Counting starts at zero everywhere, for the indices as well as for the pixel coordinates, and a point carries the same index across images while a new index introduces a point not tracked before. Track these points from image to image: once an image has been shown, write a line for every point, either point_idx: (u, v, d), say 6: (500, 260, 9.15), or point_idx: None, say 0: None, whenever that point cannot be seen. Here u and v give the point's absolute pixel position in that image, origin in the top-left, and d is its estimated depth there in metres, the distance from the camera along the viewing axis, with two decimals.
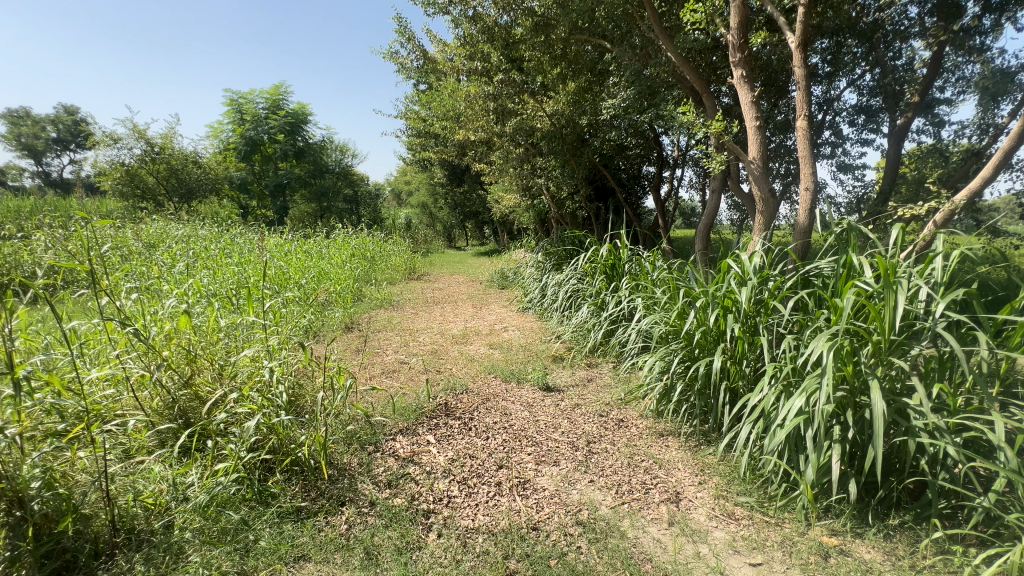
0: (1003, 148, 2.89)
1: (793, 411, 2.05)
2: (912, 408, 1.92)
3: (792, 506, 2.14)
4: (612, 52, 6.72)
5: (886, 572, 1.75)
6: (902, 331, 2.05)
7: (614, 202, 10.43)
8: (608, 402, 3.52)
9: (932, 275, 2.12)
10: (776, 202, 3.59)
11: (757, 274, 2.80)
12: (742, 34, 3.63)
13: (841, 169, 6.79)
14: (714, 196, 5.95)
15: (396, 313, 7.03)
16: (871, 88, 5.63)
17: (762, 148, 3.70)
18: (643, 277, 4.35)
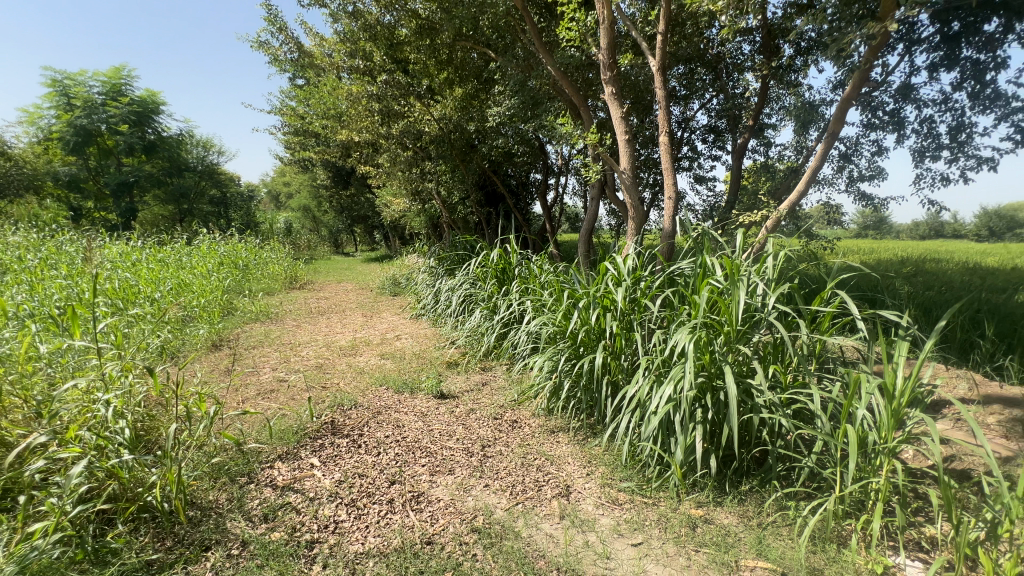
0: (812, 167, 3.53)
1: (664, 399, 2.26)
2: (755, 388, 2.24)
3: (666, 485, 2.35)
4: (496, 62, 6.90)
5: (740, 534, 2.01)
6: (745, 321, 2.38)
7: (504, 208, 10.66)
8: (502, 404, 3.58)
9: (766, 273, 2.50)
10: (645, 209, 3.94)
11: (630, 276, 3.05)
12: (611, 55, 3.92)
13: (699, 181, 7.72)
14: (593, 203, 6.37)
15: (275, 326, 6.43)
16: (717, 111, 6.50)
17: (632, 160, 4.05)
18: (531, 280, 4.50)
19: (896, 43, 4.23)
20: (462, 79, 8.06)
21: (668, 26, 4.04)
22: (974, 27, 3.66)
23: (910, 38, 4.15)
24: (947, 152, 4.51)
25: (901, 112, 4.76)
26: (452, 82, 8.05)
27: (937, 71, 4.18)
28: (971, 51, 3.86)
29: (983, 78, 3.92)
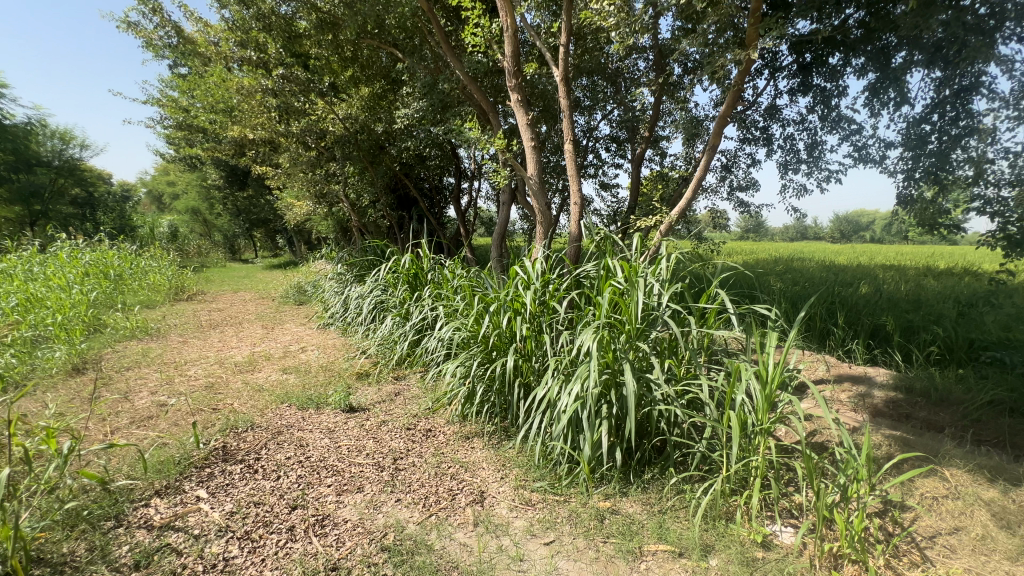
0: (698, 176, 3.87)
1: (572, 397, 2.34)
2: (653, 381, 2.40)
3: (576, 482, 2.43)
4: (404, 62, 6.73)
5: (644, 521, 2.13)
6: (643, 319, 2.56)
7: (417, 211, 10.44)
8: (415, 413, 3.48)
9: (661, 274, 2.71)
10: (552, 214, 4.07)
11: (540, 279, 3.14)
12: (516, 63, 4.01)
13: (604, 187, 8.16)
14: (505, 207, 6.46)
15: (156, 343, 5.69)
16: (618, 122, 6.91)
17: (539, 166, 4.17)
18: (444, 285, 4.44)
19: (763, 69, 4.80)
20: (368, 78, 7.77)
21: (569, 39, 4.22)
22: (822, 59, 4.25)
23: (774, 65, 4.72)
24: (805, 166, 5.19)
25: (769, 129, 5.39)
26: (358, 81, 7.73)
27: (796, 95, 4.79)
28: (820, 79, 4.48)
29: (830, 103, 4.56)
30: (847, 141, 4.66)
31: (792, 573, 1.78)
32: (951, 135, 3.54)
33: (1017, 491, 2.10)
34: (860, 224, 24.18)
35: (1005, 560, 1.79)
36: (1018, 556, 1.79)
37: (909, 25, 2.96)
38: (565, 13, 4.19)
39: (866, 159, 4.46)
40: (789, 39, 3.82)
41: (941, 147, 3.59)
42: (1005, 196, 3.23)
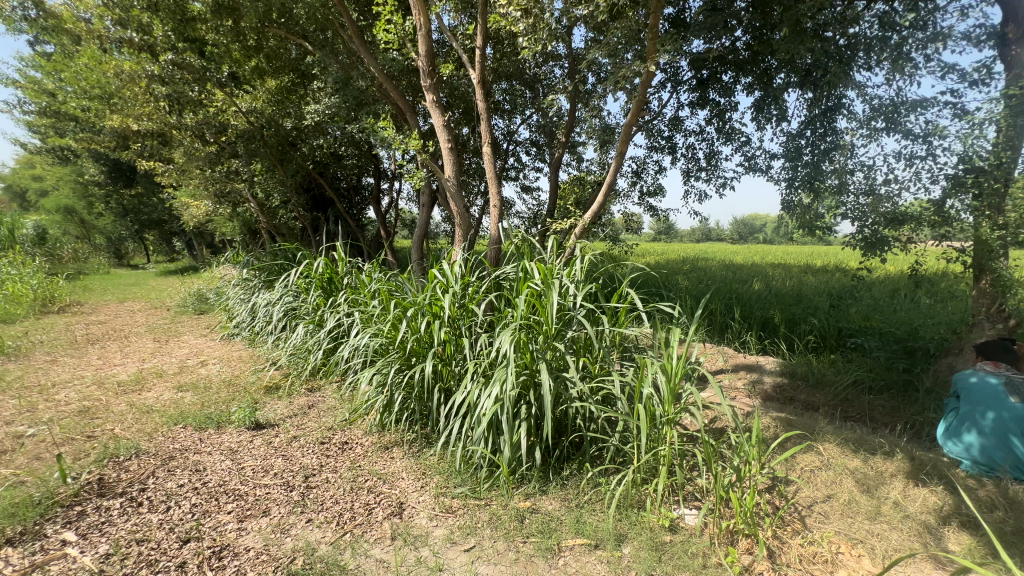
0: (610, 182, 4.05)
1: (491, 399, 2.34)
2: (569, 380, 2.47)
3: (496, 484, 2.43)
4: (314, 55, 6.37)
5: (562, 517, 2.17)
6: (560, 320, 2.63)
7: (333, 212, 9.94)
8: (330, 426, 3.29)
9: (575, 276, 2.81)
10: (470, 216, 4.06)
11: (459, 282, 3.12)
12: (430, 63, 3.95)
13: (525, 190, 8.29)
14: (425, 209, 6.34)
15: (14, 363, 4.87)
16: (537, 127, 7.05)
17: (456, 168, 4.15)
18: (360, 289, 4.25)
19: (667, 82, 5.13)
20: (275, 70, 7.25)
21: (485, 43, 4.24)
22: (717, 76, 4.63)
23: (676, 79, 5.07)
24: (705, 173, 5.63)
25: (674, 139, 5.79)
26: (263, 72, 7.20)
27: (695, 108, 5.18)
28: (716, 94, 4.88)
29: (725, 117, 4.99)
30: (739, 152, 5.11)
31: (695, 552, 1.91)
32: (821, 149, 4.00)
33: (875, 459, 2.42)
34: (754, 226, 26.85)
35: (866, 520, 2.05)
36: (874, 515, 2.07)
37: (784, 50, 3.32)
38: (481, 17, 4.20)
39: (754, 168, 4.94)
40: (687, 56, 4.13)
41: (812, 159, 4.04)
42: (862, 204, 3.70)
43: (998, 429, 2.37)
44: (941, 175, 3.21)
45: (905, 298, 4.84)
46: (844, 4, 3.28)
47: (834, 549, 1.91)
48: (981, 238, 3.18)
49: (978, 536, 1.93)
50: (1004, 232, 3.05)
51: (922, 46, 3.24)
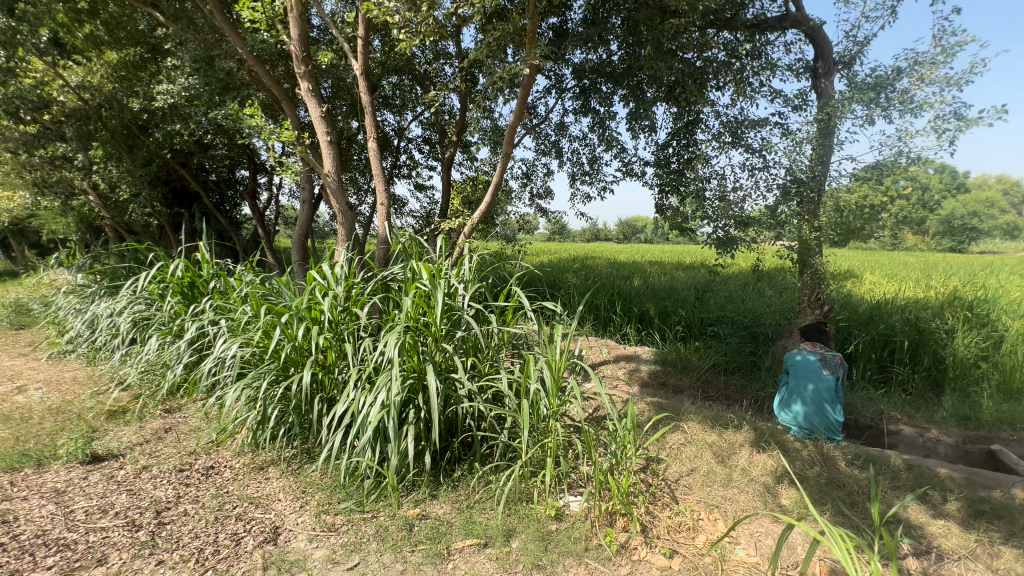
0: (499, 182, 4.11)
1: (376, 405, 2.24)
2: (458, 380, 2.47)
3: (384, 494, 2.33)
4: (166, 28, 5.58)
5: (453, 520, 2.15)
6: (448, 320, 2.62)
7: (199, 208, 8.81)
8: (192, 450, 2.89)
9: (464, 275, 2.82)
10: (354, 214, 3.85)
11: (342, 284, 2.94)
12: (304, 48, 3.67)
13: (418, 188, 8.11)
14: (307, 206, 5.87)
15: None
16: (429, 125, 6.93)
17: (337, 163, 3.91)
18: (229, 294, 3.80)
19: (552, 88, 5.35)
20: (116, 42, 6.21)
21: (368, 33, 4.06)
22: (596, 87, 4.93)
23: (560, 86, 5.31)
24: (589, 176, 5.99)
25: (560, 143, 6.05)
26: (99, 42, 6.13)
27: (579, 115, 5.47)
28: (596, 103, 5.19)
29: (605, 125, 5.33)
30: (617, 158, 5.50)
31: (578, 536, 2.00)
32: (684, 158, 4.45)
33: (728, 432, 2.76)
34: (636, 226, 29.36)
35: (720, 487, 2.32)
36: (727, 482, 2.35)
37: (651, 66, 3.64)
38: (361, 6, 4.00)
39: (631, 173, 5.36)
40: (568, 65, 4.34)
41: (677, 167, 4.48)
42: (716, 208, 4.19)
43: (815, 397, 2.85)
44: (773, 184, 3.75)
45: (752, 290, 5.60)
46: (697, 31, 3.69)
47: (695, 516, 2.14)
48: (803, 239, 3.78)
49: (802, 489, 2.29)
50: (819, 232, 3.71)
51: (758, 73, 3.75)
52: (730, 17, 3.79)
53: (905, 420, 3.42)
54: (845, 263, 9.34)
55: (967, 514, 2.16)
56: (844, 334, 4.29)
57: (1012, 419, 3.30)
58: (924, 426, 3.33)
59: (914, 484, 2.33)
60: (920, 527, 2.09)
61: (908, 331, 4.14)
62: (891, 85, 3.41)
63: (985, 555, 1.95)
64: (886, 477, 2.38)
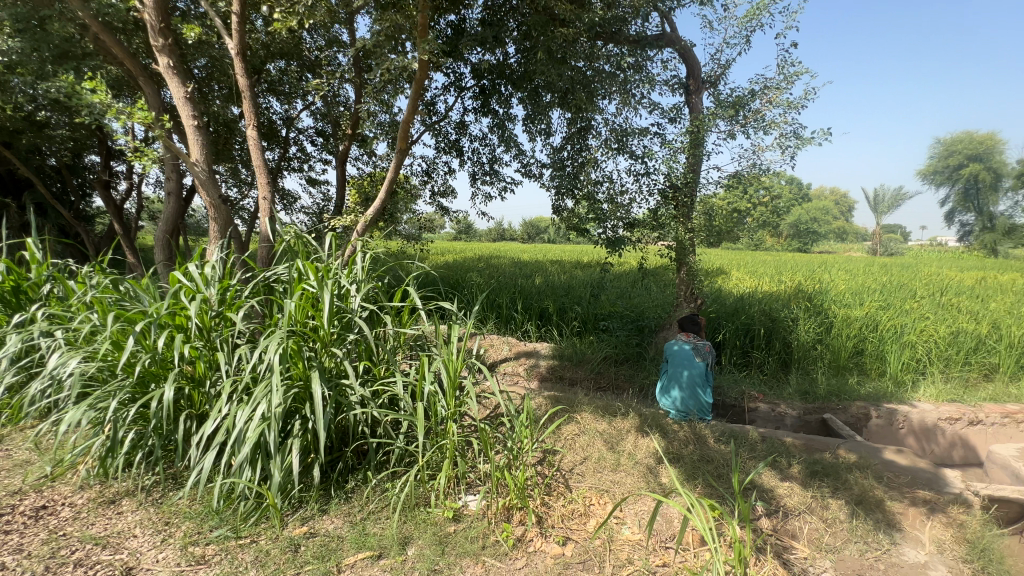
0: (396, 177, 4.00)
1: (254, 420, 2.03)
2: (349, 387, 2.34)
3: (265, 516, 2.13)
4: None
5: (344, 534, 2.03)
6: (338, 323, 2.48)
7: (32, 198, 7.37)
8: (17, 489, 2.39)
9: (356, 275, 2.69)
10: (228, 209, 3.47)
11: (213, 286, 2.62)
12: (161, 19, 3.23)
13: (310, 183, 7.57)
14: (173, 198, 5.17)
15: None
16: (321, 116, 6.49)
17: (207, 152, 3.49)
18: (67, 300, 3.20)
19: (450, 86, 5.29)
20: None
21: (244, 10, 3.68)
22: (495, 88, 4.98)
23: (459, 85, 5.28)
24: (489, 176, 6.03)
25: (460, 142, 6.02)
26: None
27: (478, 115, 5.48)
28: (495, 104, 5.24)
29: (503, 126, 5.40)
30: (516, 159, 5.61)
31: (475, 535, 2.00)
32: (577, 163, 4.67)
33: (616, 420, 2.95)
34: (539, 226, 30.35)
35: (609, 471, 2.48)
36: (615, 466, 2.51)
37: (543, 70, 3.76)
38: None
39: (530, 175, 5.50)
40: (465, 64, 4.33)
41: (572, 171, 4.70)
42: (605, 210, 4.44)
43: (690, 382, 3.16)
44: (654, 190, 4.08)
45: (640, 287, 6.07)
46: (586, 41, 3.90)
47: (586, 503, 2.25)
48: (679, 240, 4.17)
49: (679, 466, 2.52)
50: (692, 233, 4.11)
51: (640, 86, 4.04)
52: (615, 31, 4.06)
53: (761, 398, 3.92)
54: (717, 262, 10.50)
55: (805, 475, 2.53)
56: (713, 324, 4.82)
57: (838, 390, 3.94)
58: (775, 402, 3.86)
59: (766, 453, 2.69)
60: (770, 490, 2.41)
61: (764, 320, 4.75)
62: (746, 105, 3.88)
63: (819, 508, 2.31)
64: (744, 449, 2.71)
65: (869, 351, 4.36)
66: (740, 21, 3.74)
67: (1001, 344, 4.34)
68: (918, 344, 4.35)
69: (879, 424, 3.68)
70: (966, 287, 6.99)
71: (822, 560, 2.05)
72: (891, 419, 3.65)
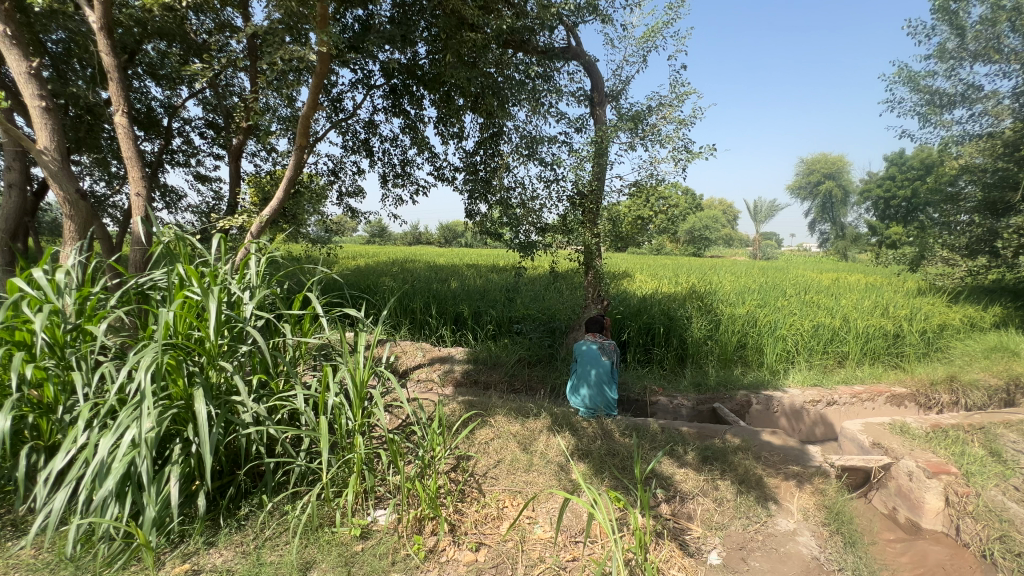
0: (295, 175, 3.75)
1: (121, 448, 1.77)
2: (241, 404, 2.13)
3: (136, 557, 1.85)
4: None
5: (236, 567, 1.83)
6: (227, 334, 2.25)
7: None
8: None
9: (251, 282, 2.47)
10: (87, 206, 3.01)
11: (69, 296, 2.25)
12: None
13: (199, 180, 6.84)
14: (13, 191, 4.36)
15: None
16: (210, 106, 5.89)
17: (60, 139, 3.00)
18: None
19: (359, 83, 5.08)
20: None
21: None
22: (407, 88, 4.86)
23: (368, 83, 5.09)
24: (401, 179, 5.87)
25: (369, 142, 5.80)
26: None
27: (389, 115, 5.32)
28: (407, 105, 5.13)
29: (415, 128, 5.30)
30: (429, 162, 5.52)
31: (385, 552, 1.92)
32: (491, 168, 4.72)
33: (529, 421, 3.00)
34: (456, 230, 30.28)
35: (522, 472, 2.51)
36: (528, 467, 2.55)
37: (453, 74, 3.75)
38: None
39: (443, 178, 5.44)
40: (374, 61, 4.18)
41: (485, 176, 4.76)
42: (516, 215, 4.50)
43: (598, 380, 3.31)
44: (564, 197, 4.23)
45: (552, 289, 6.27)
46: (497, 49, 3.94)
47: (499, 505, 2.26)
48: (586, 245, 4.36)
49: (588, 462, 2.62)
50: (598, 238, 4.34)
51: (549, 95, 4.16)
52: (524, 40, 4.15)
53: (661, 391, 4.22)
54: (623, 266, 11.21)
55: (698, 460, 2.76)
56: (618, 325, 5.12)
57: (725, 381, 4.36)
58: (672, 395, 4.18)
59: (665, 443, 2.89)
60: (669, 477, 2.59)
61: (662, 319, 5.12)
62: (644, 119, 4.17)
63: (710, 490, 2.53)
64: (646, 441, 2.90)
65: (750, 344, 4.88)
66: (637, 42, 4.02)
67: (849, 334, 5.07)
68: (788, 336, 4.95)
69: (759, 410, 4.13)
70: (824, 286, 8.13)
71: (713, 537, 2.25)
72: (768, 404, 4.13)
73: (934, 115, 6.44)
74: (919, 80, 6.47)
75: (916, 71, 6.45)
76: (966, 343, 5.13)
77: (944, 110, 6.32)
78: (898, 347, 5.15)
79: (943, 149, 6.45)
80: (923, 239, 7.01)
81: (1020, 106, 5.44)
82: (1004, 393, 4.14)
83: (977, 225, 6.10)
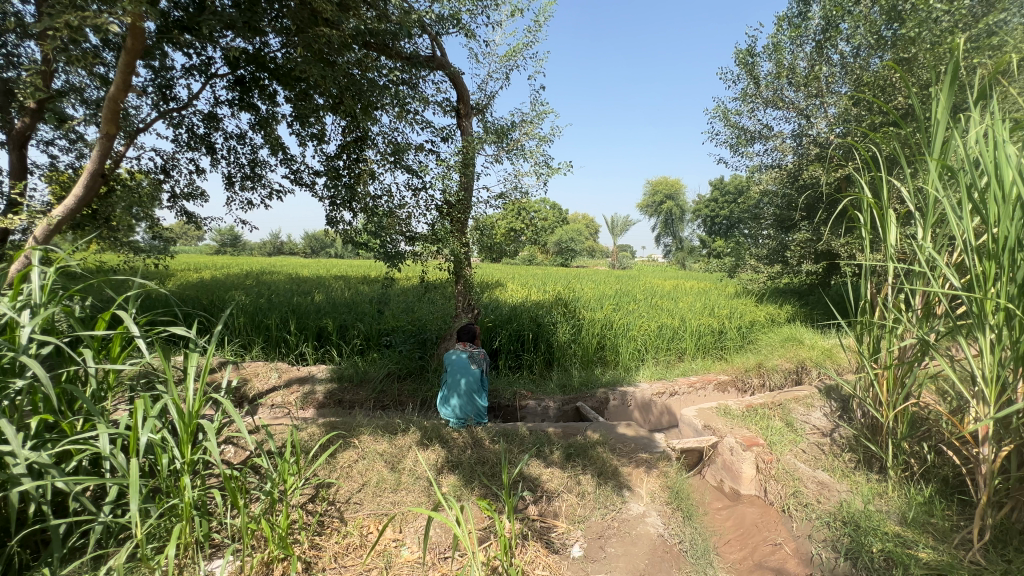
0: (97, 169, 3.12)
1: None
2: (12, 455, 1.65)
3: None
4: None
5: None
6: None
7: None
8: None
9: (30, 298, 1.94)
10: None
11: None
12: None
13: None
14: None
15: None
16: None
17: None
18: None
19: (195, 70, 4.45)
20: None
21: None
22: (256, 81, 4.40)
23: (207, 70, 4.49)
24: (249, 181, 5.26)
25: (209, 137, 5.10)
26: None
27: (235, 109, 4.75)
28: (257, 99, 4.63)
29: (267, 125, 4.81)
30: (284, 165, 5.05)
31: None
32: (354, 173, 4.46)
33: (397, 438, 2.87)
34: (324, 240, 28.05)
35: (389, 493, 2.38)
36: (395, 486, 2.42)
37: (311, 71, 3.50)
38: None
39: (300, 182, 5.00)
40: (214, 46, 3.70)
41: (347, 181, 4.49)
42: (382, 223, 4.29)
43: (467, 389, 3.30)
44: (431, 206, 4.17)
45: (425, 300, 6.17)
46: (358, 50, 3.77)
47: (363, 532, 2.11)
48: (456, 254, 4.34)
49: (457, 473, 2.59)
50: (467, 246, 4.33)
51: (413, 102, 4.11)
52: (387, 44, 4.03)
53: (529, 395, 4.39)
54: (498, 275, 11.51)
55: (563, 458, 2.90)
56: (490, 333, 5.22)
57: (587, 381, 4.72)
58: (541, 398, 4.37)
59: (533, 445, 2.99)
60: (537, 478, 2.68)
61: (531, 326, 5.35)
62: (508, 134, 4.34)
63: (574, 486, 2.67)
64: (514, 445, 2.97)
65: (608, 345, 5.35)
66: (500, 59, 4.17)
67: (686, 333, 5.85)
68: (638, 337, 5.55)
69: (616, 405, 4.52)
70: (667, 292, 9.30)
71: (576, 530, 2.37)
72: (623, 399, 4.54)
73: (742, 146, 7.80)
74: (730, 117, 7.79)
75: (728, 109, 7.75)
76: (769, 335, 6.25)
77: (748, 143, 7.69)
78: (722, 342, 6.07)
79: (749, 175, 7.85)
80: (738, 250, 8.43)
81: (797, 145, 6.87)
82: (795, 374, 5.10)
83: (773, 239, 7.52)
